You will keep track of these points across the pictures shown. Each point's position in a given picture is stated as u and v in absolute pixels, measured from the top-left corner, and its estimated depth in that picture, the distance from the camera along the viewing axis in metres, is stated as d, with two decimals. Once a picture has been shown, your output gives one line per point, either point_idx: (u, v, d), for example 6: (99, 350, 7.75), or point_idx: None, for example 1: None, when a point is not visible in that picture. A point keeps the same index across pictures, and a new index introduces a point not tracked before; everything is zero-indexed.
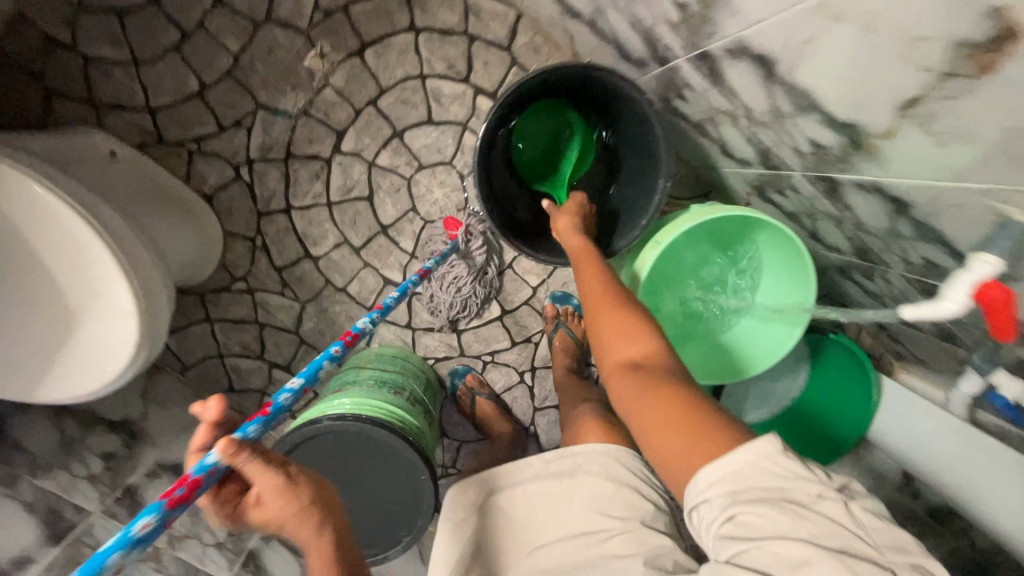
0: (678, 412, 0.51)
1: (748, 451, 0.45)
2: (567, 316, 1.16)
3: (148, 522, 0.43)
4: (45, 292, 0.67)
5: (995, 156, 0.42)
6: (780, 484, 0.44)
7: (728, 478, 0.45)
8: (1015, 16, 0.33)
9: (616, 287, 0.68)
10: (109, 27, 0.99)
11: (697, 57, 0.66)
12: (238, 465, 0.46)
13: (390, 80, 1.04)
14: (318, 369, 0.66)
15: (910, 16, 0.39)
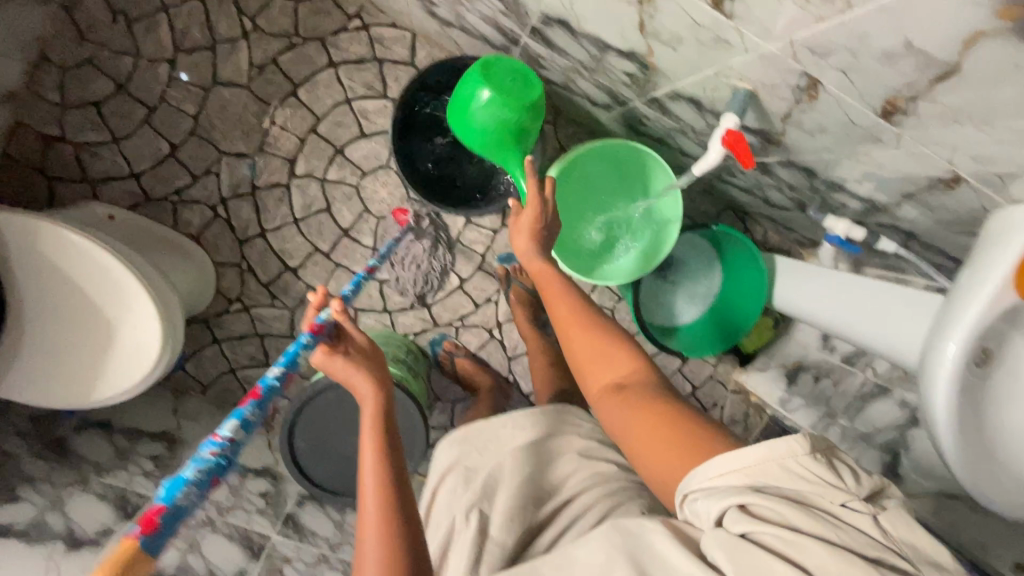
0: (660, 416, 0.65)
1: (774, 449, 0.51)
2: (516, 272, 1.37)
3: (309, 338, 0.68)
4: (87, 314, 0.87)
5: (697, 47, 0.64)
6: (808, 488, 0.50)
7: (741, 470, 0.52)
8: None
9: (592, 317, 0.79)
10: (90, 117, 1.22)
11: (532, 32, 0.88)
12: (345, 320, 0.72)
13: (323, 109, 1.26)
14: (362, 280, 0.90)
15: None
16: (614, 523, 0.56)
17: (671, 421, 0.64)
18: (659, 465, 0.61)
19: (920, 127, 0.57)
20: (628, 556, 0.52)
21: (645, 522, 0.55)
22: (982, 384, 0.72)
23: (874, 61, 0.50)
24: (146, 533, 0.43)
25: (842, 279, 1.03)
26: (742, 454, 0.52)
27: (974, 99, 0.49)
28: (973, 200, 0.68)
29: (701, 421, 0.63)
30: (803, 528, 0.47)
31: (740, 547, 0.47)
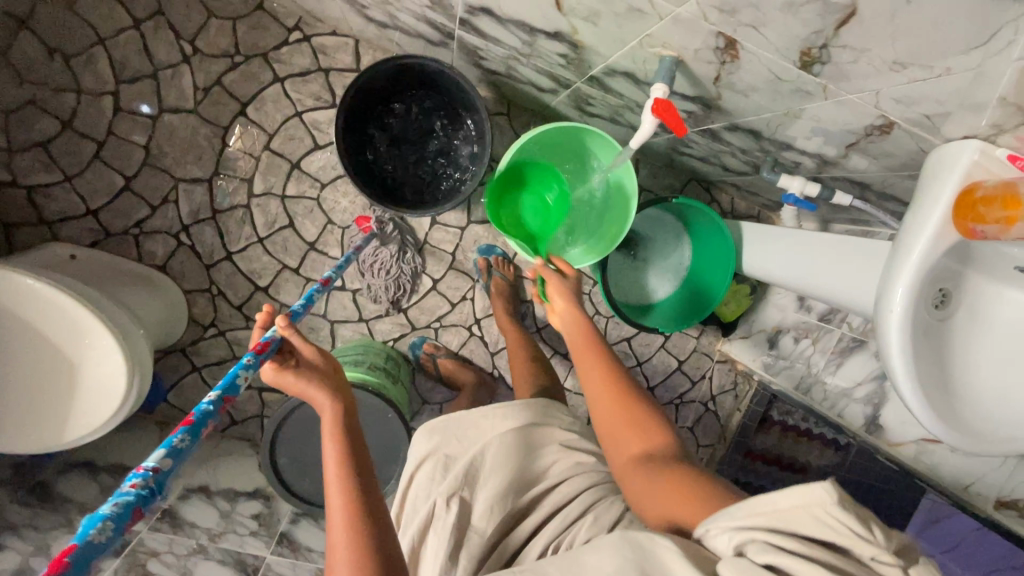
0: (685, 479, 0.65)
1: (805, 495, 0.49)
2: (498, 265, 1.37)
3: (251, 358, 0.68)
4: (46, 356, 0.86)
5: (613, 19, 0.63)
6: (836, 537, 0.48)
7: (771, 513, 0.50)
8: None
9: (624, 382, 0.80)
10: (40, 159, 1.21)
11: (463, 24, 0.87)
12: (290, 334, 0.73)
13: (274, 125, 1.25)
14: (314, 293, 0.91)
15: None
16: (623, 533, 0.56)
17: (697, 486, 0.64)
18: (684, 521, 0.61)
19: (841, 74, 0.56)
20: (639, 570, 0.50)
21: (655, 537, 0.54)
22: (938, 327, 0.72)
23: (778, 12, 0.50)
24: (54, 573, 0.40)
25: (810, 237, 1.01)
26: (773, 499, 0.50)
27: (882, 39, 0.48)
28: (909, 143, 0.68)
29: (728, 490, 0.63)
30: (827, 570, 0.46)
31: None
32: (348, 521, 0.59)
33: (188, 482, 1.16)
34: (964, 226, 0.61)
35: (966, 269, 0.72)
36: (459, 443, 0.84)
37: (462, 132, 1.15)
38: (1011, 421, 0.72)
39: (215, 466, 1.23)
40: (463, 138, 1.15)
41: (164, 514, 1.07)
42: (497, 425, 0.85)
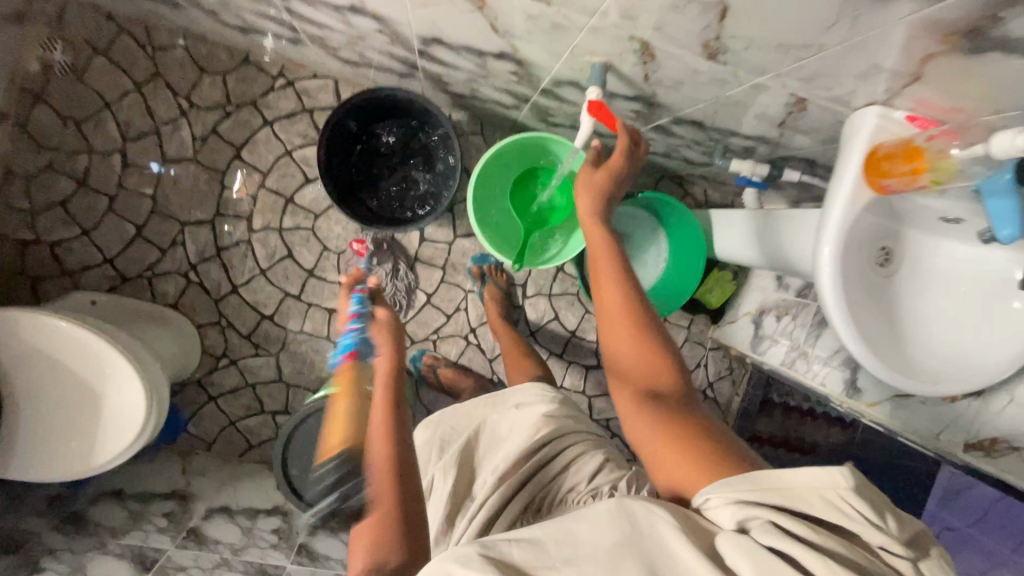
0: (687, 429, 0.62)
1: (820, 476, 0.50)
2: (491, 273, 1.44)
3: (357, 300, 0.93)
4: (74, 388, 0.95)
5: (541, 35, 0.72)
6: (846, 522, 0.48)
7: (780, 490, 0.51)
8: None
9: (638, 304, 0.73)
10: (59, 216, 1.32)
11: (422, 55, 0.96)
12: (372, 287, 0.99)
13: (267, 164, 1.36)
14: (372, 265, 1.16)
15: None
16: (619, 500, 0.54)
17: (700, 441, 0.60)
18: (675, 467, 0.60)
19: (741, 60, 0.63)
20: (638, 552, 0.49)
21: (654, 508, 0.52)
22: (882, 283, 0.76)
23: (667, 14, 0.57)
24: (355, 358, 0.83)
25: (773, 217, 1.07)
26: (782, 476, 0.51)
27: (762, 28, 0.55)
28: (826, 116, 0.74)
29: (730, 446, 0.60)
30: (835, 556, 0.46)
31: (767, 561, 0.46)
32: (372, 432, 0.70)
33: (210, 502, 1.24)
34: (874, 182, 0.67)
35: (903, 226, 0.75)
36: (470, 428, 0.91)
37: (437, 151, 1.24)
38: (959, 357, 0.75)
39: (235, 487, 1.30)
40: (438, 157, 1.24)
41: (189, 533, 1.14)
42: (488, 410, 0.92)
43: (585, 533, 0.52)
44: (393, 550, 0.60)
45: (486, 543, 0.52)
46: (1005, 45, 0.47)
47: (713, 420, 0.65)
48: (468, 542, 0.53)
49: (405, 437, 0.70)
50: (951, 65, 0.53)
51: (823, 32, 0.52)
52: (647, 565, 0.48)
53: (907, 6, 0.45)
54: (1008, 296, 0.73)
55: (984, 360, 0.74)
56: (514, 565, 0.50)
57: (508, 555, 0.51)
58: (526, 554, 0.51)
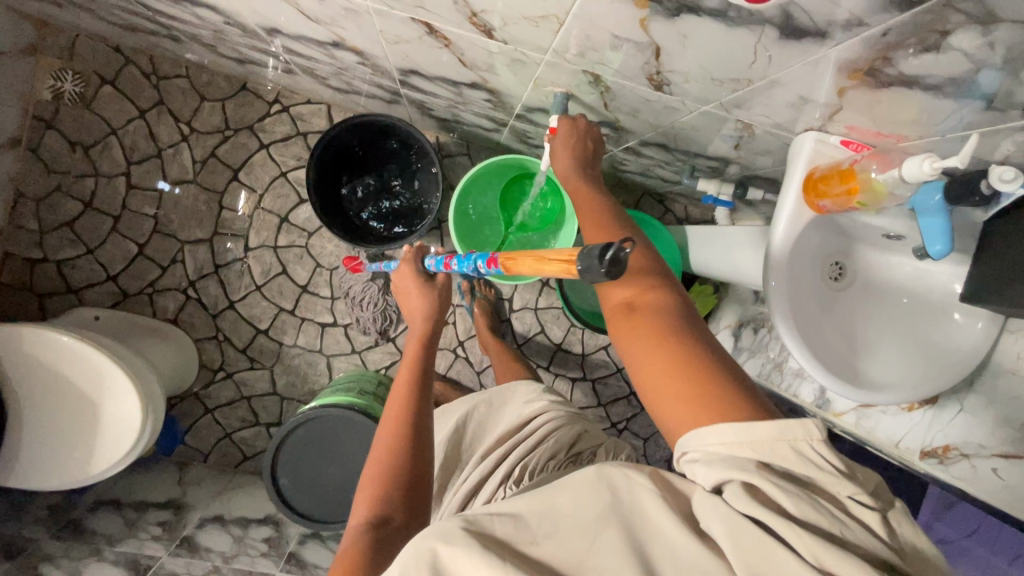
0: (671, 352, 0.54)
1: (793, 428, 0.45)
2: (479, 287, 1.48)
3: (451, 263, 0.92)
4: (74, 398, 1.00)
5: (506, 68, 0.77)
6: (820, 475, 0.44)
7: (746, 443, 0.46)
8: (423, 24, 0.68)
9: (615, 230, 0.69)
10: (67, 235, 1.39)
11: (403, 84, 1.02)
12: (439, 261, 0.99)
13: (263, 185, 1.43)
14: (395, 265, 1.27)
15: (408, 37, 0.75)
16: (598, 468, 0.50)
17: (688, 368, 0.52)
18: (662, 403, 0.52)
19: (684, 90, 0.68)
20: (621, 523, 0.46)
21: (632, 475, 0.49)
22: (835, 298, 0.82)
23: (611, 52, 0.62)
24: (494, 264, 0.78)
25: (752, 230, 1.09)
26: (753, 429, 0.46)
27: (695, 63, 0.59)
28: (775, 140, 0.79)
29: (722, 369, 0.52)
30: (809, 516, 0.42)
31: (739, 526, 0.43)
32: (397, 417, 0.79)
33: (204, 511, 1.28)
34: (812, 202, 0.73)
35: (853, 243, 0.81)
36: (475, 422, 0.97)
37: (423, 172, 1.30)
38: (932, 343, 0.78)
39: (228, 498, 1.34)
40: (424, 177, 1.30)
41: (182, 541, 1.18)
42: (481, 410, 0.98)
43: (566, 500, 0.49)
44: (395, 512, 0.68)
45: (468, 517, 0.48)
46: (907, 79, 0.52)
47: (709, 341, 0.55)
48: (447, 518, 0.49)
49: (426, 427, 0.79)
50: (867, 95, 0.58)
51: (748, 68, 0.57)
52: (630, 534, 0.46)
53: (816, 48, 0.50)
54: (948, 309, 0.77)
55: (959, 342, 0.76)
56: (495, 540, 0.46)
57: (489, 530, 0.47)
58: (508, 528, 0.47)
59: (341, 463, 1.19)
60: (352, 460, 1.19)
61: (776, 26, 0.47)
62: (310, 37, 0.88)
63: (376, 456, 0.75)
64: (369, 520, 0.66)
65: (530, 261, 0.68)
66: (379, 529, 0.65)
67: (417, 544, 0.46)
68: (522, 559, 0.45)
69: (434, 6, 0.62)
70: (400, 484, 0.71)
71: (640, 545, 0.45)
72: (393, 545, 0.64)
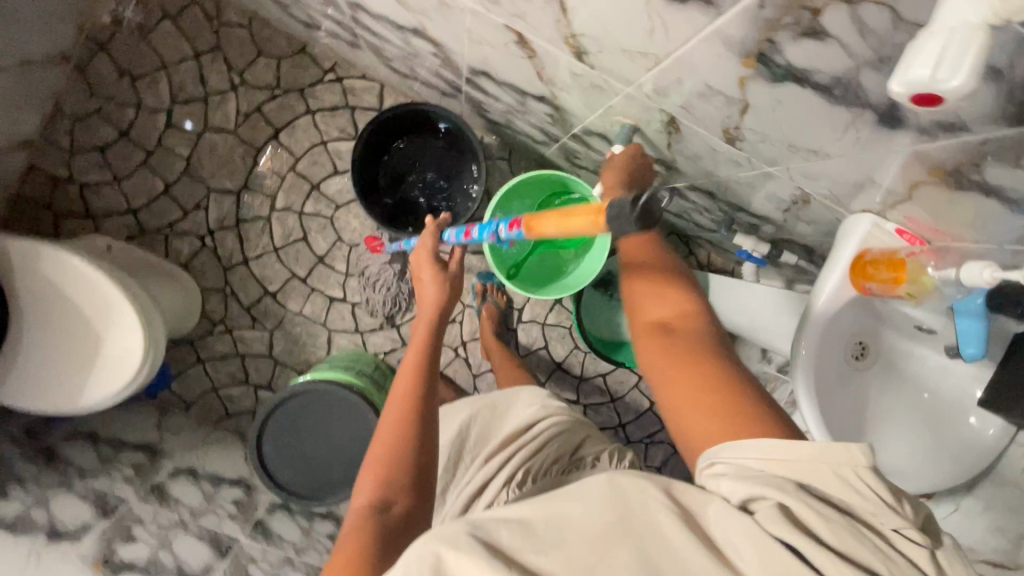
0: (705, 372, 0.58)
1: (834, 450, 0.45)
2: (492, 291, 1.50)
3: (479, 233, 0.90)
4: (77, 326, 0.99)
5: (583, 91, 0.77)
6: (860, 501, 0.44)
7: (783, 461, 0.47)
8: (514, 33, 0.68)
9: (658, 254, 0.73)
10: (96, 159, 1.38)
11: (468, 82, 1.02)
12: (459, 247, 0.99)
13: (302, 149, 1.42)
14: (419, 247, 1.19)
15: (494, 42, 0.75)
16: (609, 476, 0.47)
17: (725, 388, 0.56)
18: (690, 413, 0.55)
19: (756, 149, 0.69)
20: (635, 548, 0.43)
21: (647, 487, 0.46)
22: (858, 379, 0.81)
23: (697, 99, 0.63)
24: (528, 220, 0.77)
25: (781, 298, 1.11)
26: (789, 447, 0.47)
27: (777, 127, 0.60)
28: (827, 212, 0.80)
29: (753, 389, 0.55)
30: (845, 540, 0.42)
31: (766, 546, 0.42)
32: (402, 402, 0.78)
33: (178, 462, 1.26)
34: (858, 283, 0.74)
35: (883, 326, 0.81)
36: (479, 423, 0.95)
37: (464, 169, 1.30)
38: (940, 433, 0.79)
39: (203, 452, 1.32)
40: (464, 175, 1.30)
41: None
42: (487, 412, 0.96)
43: (574, 510, 0.46)
44: (398, 496, 0.69)
45: (474, 521, 0.46)
46: (987, 188, 0.53)
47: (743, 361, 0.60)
48: (452, 521, 0.47)
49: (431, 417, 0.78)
50: (937, 194, 0.59)
51: (831, 144, 0.58)
52: (642, 554, 0.43)
53: (908, 140, 0.50)
54: (965, 412, 0.78)
55: (967, 439, 0.78)
56: (500, 549, 0.43)
57: (495, 537, 0.44)
58: (514, 537, 0.44)
59: (329, 438, 1.17)
60: (338, 435, 1.17)
61: (876, 113, 0.48)
62: (392, 19, 0.88)
63: (381, 439, 0.74)
64: (370, 506, 0.67)
65: (558, 219, 0.72)
66: (385, 515, 0.66)
67: (420, 547, 0.44)
68: (526, 572, 0.42)
69: (535, 19, 0.62)
70: (402, 476, 0.70)
71: (654, 566, 0.42)
72: (393, 533, 0.65)
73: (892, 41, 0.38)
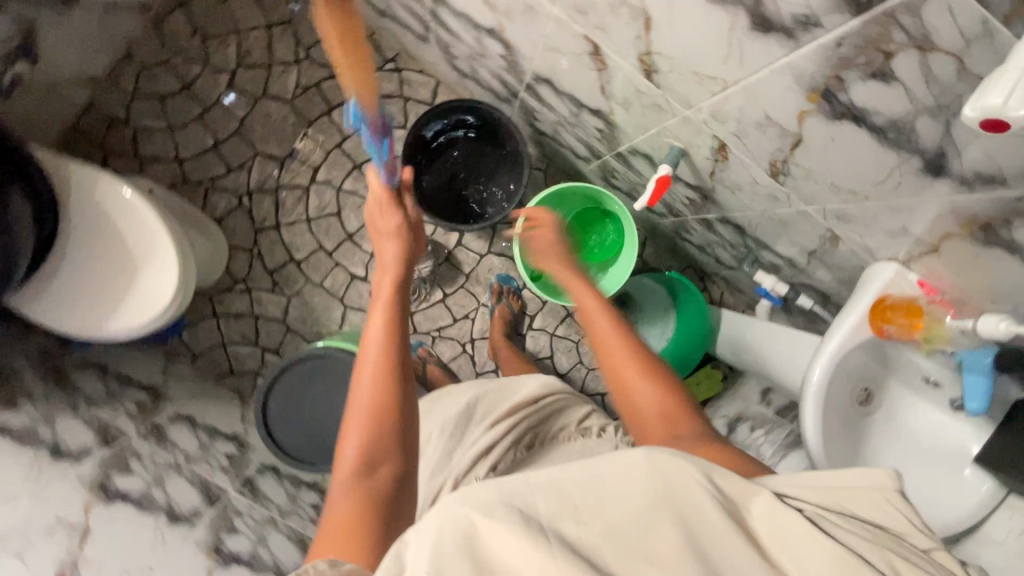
0: (700, 441, 0.70)
1: (869, 477, 0.53)
2: (508, 294, 1.53)
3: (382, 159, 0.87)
4: (119, 255, 1.02)
5: (642, 110, 0.83)
6: (894, 523, 0.50)
7: (826, 487, 0.52)
8: (591, 44, 0.73)
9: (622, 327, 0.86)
10: (154, 106, 1.43)
11: (528, 88, 1.08)
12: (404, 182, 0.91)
13: (351, 129, 1.47)
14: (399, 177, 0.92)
15: (568, 52, 0.80)
16: (649, 453, 0.49)
17: (702, 443, 0.69)
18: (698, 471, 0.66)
19: (798, 186, 0.73)
20: (676, 518, 0.46)
21: (684, 465, 0.48)
22: (854, 420, 0.84)
23: (754, 129, 0.67)
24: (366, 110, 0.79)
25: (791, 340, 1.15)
26: (828, 475, 0.53)
27: (823, 165, 0.64)
28: (851, 258, 0.84)
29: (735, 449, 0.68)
30: (897, 550, 0.47)
31: (823, 541, 0.45)
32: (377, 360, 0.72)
33: (179, 408, 1.27)
34: (876, 324, 0.78)
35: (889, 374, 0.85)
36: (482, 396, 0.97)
37: (504, 172, 1.36)
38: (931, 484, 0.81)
39: (203, 403, 1.34)
40: (504, 177, 1.36)
41: (153, 428, 1.17)
42: (492, 391, 0.98)
43: (610, 486, 0.48)
44: (383, 459, 0.65)
45: (508, 490, 0.48)
46: (1013, 246, 0.57)
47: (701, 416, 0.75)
48: (483, 488, 0.49)
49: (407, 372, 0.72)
50: (963, 249, 0.63)
51: (872, 187, 0.62)
52: (683, 527, 0.45)
53: (947, 191, 0.55)
54: (961, 465, 0.80)
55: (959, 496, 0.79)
56: (539, 520, 0.46)
57: (533, 508, 0.47)
58: (552, 505, 0.47)
59: (334, 405, 1.19)
60: (343, 403, 1.19)
61: (923, 159, 0.52)
62: (471, 17, 0.94)
63: (353, 401, 0.69)
64: (356, 469, 0.63)
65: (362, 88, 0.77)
66: (370, 480, 0.63)
67: (453, 516, 0.46)
68: (565, 541, 0.45)
69: (616, 34, 0.67)
70: (386, 437, 0.66)
71: (693, 540, 0.45)
72: (385, 497, 0.62)
73: (956, 89, 0.43)
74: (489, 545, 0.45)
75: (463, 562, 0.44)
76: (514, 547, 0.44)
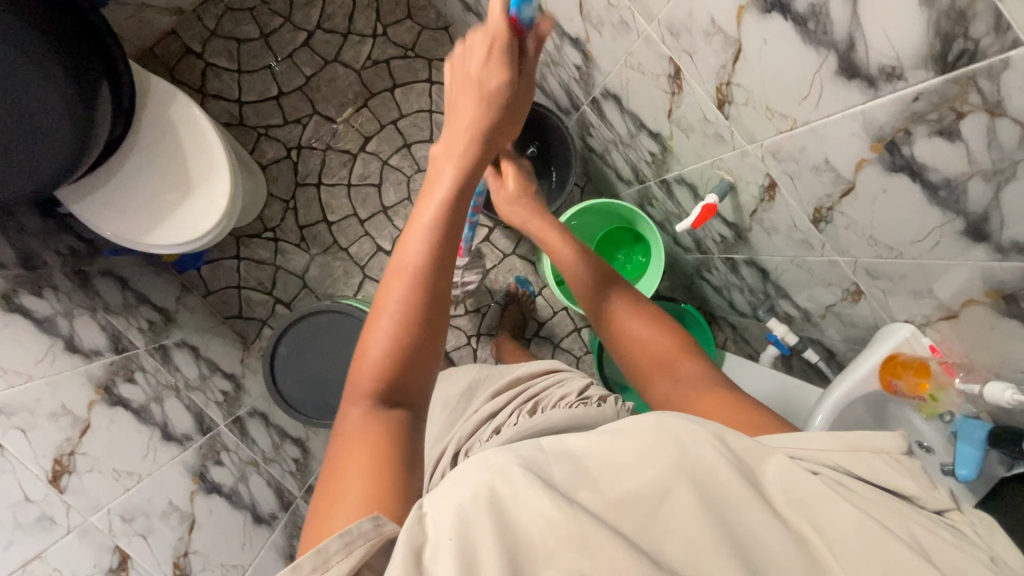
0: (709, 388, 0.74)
1: (872, 438, 0.55)
2: (522, 297, 1.57)
3: None
4: (176, 171, 1.05)
5: (703, 138, 0.88)
6: (901, 481, 0.53)
7: (836, 449, 0.55)
8: (673, 65, 0.79)
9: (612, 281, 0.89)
10: (229, 47, 1.48)
11: (592, 102, 1.14)
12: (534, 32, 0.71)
13: (409, 109, 1.53)
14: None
15: (648, 71, 0.86)
16: (659, 419, 0.50)
17: (712, 389, 0.73)
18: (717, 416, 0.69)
19: (836, 236, 0.78)
20: (692, 482, 0.46)
21: (698, 430, 0.49)
22: None
23: (810, 173, 0.72)
24: None
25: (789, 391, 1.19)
26: (833, 435, 0.55)
27: (867, 216, 0.69)
28: (869, 316, 0.89)
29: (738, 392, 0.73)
30: (904, 508, 0.49)
31: (834, 507, 0.47)
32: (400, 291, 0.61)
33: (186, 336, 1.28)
34: (886, 378, 0.84)
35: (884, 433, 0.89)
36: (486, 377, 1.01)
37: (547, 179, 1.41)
38: None
39: (207, 338, 1.35)
40: (545, 183, 1.41)
41: (159, 347, 1.18)
42: (495, 375, 1.01)
43: (628, 453, 0.47)
44: (405, 395, 0.59)
45: (526, 457, 0.47)
46: None
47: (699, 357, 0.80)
48: (500, 452, 0.47)
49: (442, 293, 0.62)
50: (981, 317, 0.68)
51: (909, 244, 0.67)
52: (699, 489, 0.45)
53: (981, 257, 0.60)
54: None
55: None
56: (556, 484, 0.45)
57: (550, 474, 0.46)
58: (568, 473, 0.46)
59: (343, 362, 1.22)
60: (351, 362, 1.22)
61: (965, 222, 0.58)
62: (560, 24, 1.00)
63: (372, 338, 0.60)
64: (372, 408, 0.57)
65: None
66: (389, 414, 0.58)
67: (473, 479, 0.45)
68: (582, 507, 0.44)
69: (701, 60, 0.73)
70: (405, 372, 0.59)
71: (709, 503, 0.45)
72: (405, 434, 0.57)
73: (1014, 157, 0.48)
74: (511, 507, 0.43)
75: (489, 515, 0.42)
76: (537, 502, 0.43)
